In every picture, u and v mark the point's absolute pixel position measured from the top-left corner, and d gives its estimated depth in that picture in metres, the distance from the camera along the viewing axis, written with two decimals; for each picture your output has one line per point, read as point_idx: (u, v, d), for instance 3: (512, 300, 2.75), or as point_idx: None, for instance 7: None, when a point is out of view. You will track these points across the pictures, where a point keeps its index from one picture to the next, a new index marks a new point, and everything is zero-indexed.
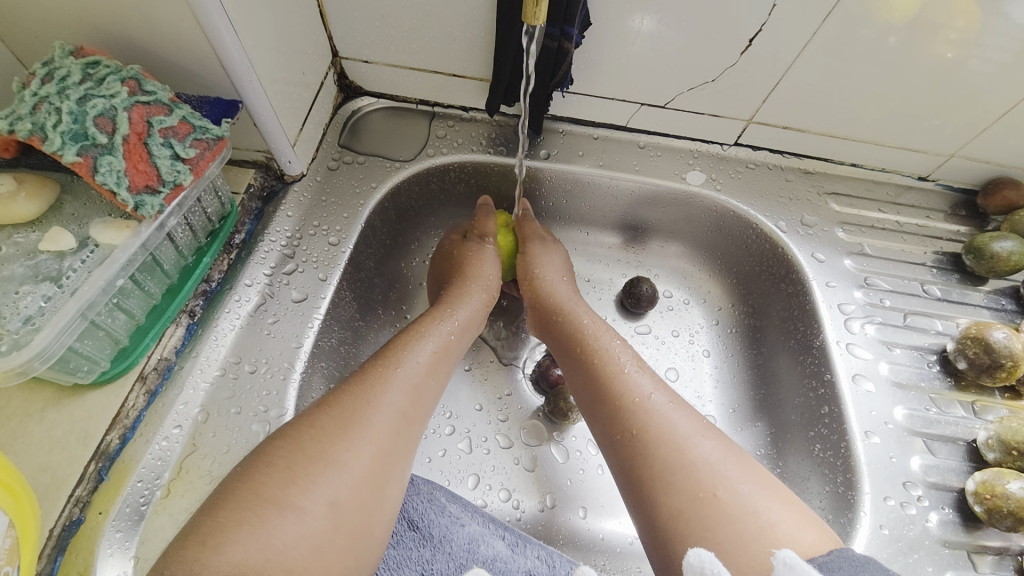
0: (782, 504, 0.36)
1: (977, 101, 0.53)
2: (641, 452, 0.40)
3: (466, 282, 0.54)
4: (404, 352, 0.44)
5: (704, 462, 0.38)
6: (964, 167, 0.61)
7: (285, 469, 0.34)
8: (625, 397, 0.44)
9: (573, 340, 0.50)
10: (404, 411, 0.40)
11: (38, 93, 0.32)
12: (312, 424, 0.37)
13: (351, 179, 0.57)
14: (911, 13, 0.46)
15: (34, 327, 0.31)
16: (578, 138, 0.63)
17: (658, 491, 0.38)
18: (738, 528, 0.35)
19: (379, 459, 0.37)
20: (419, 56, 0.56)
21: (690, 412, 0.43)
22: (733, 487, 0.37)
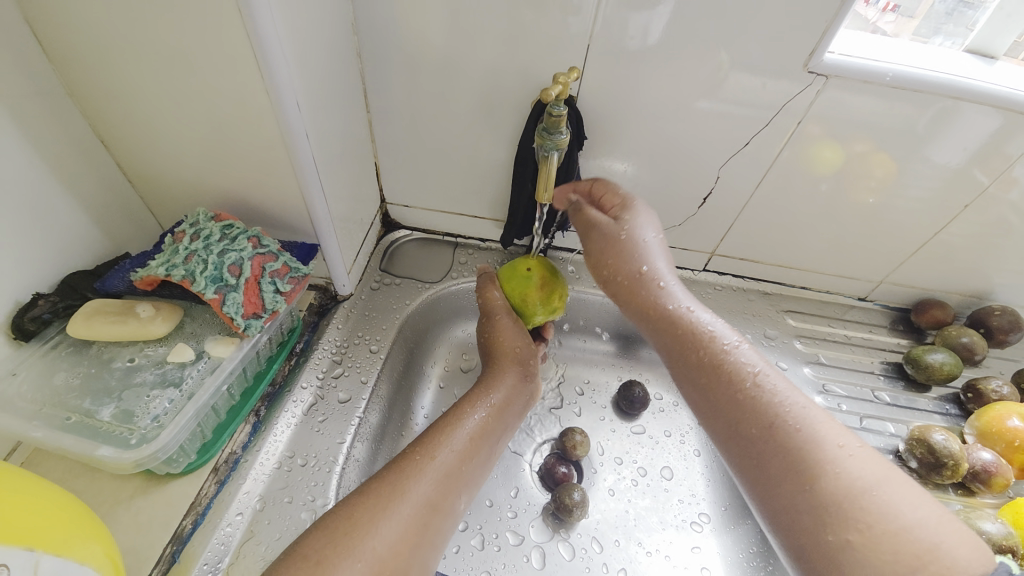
0: (925, 500, 0.37)
1: (883, 241, 0.69)
2: (784, 451, 0.39)
3: (501, 360, 0.62)
4: (440, 447, 0.50)
5: (854, 470, 0.37)
6: (893, 290, 0.75)
7: (317, 563, 0.39)
8: (752, 386, 0.43)
9: (679, 332, 0.48)
10: (430, 502, 0.46)
11: (189, 248, 0.44)
12: (353, 509, 0.43)
13: (389, 297, 0.69)
14: (835, 165, 0.61)
15: (159, 424, 0.39)
16: (574, 264, 0.77)
17: (809, 491, 0.38)
18: (899, 551, 0.34)
19: (399, 551, 0.43)
20: (448, 203, 0.73)
21: (834, 420, 0.41)
22: (883, 489, 0.37)
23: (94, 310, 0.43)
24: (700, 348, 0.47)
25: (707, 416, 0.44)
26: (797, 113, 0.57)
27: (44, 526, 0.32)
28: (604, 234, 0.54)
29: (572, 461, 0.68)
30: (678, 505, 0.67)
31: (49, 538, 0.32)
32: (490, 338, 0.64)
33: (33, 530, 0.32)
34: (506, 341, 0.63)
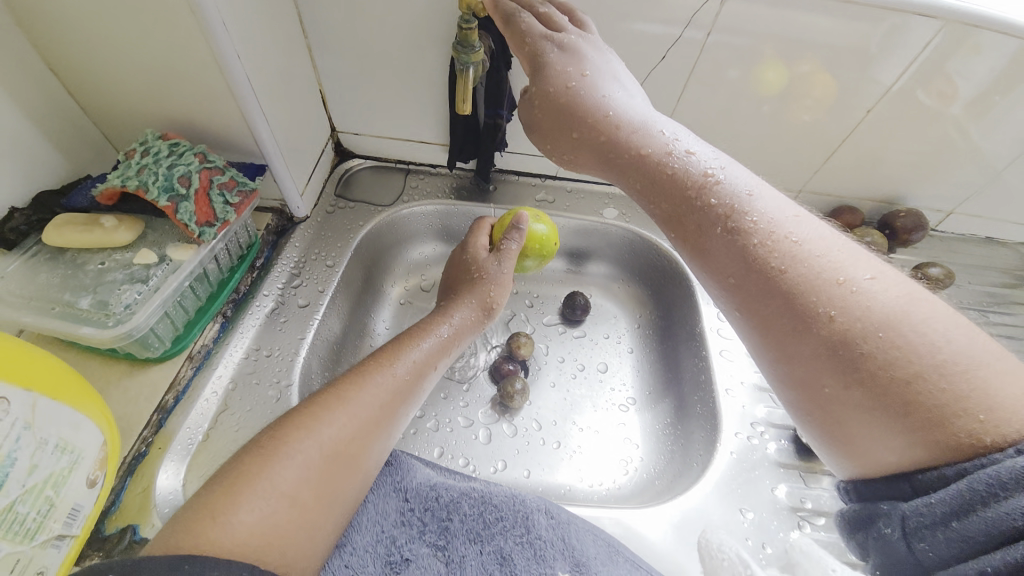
0: (956, 323, 0.32)
1: (797, 151, 0.74)
2: (805, 291, 0.35)
3: (461, 289, 0.62)
4: (400, 354, 0.51)
5: (882, 299, 0.33)
6: (812, 199, 0.81)
7: (275, 448, 0.39)
8: (750, 224, 0.38)
9: (676, 183, 0.42)
10: (387, 398, 0.47)
11: (141, 162, 0.50)
12: (318, 400, 0.44)
13: (344, 220, 0.75)
14: (778, 87, 0.66)
15: (131, 310, 0.46)
16: (519, 186, 0.83)
17: (844, 333, 0.33)
18: (914, 397, 0.31)
19: (358, 434, 0.43)
20: (395, 129, 0.77)
21: (841, 260, 0.35)
22: (917, 314, 0.32)
23: (64, 221, 0.49)
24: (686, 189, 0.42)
25: (717, 271, 0.39)
26: (705, 26, 0.60)
27: (46, 377, 0.40)
28: (552, 70, 0.48)
29: (517, 360, 0.77)
30: (610, 392, 0.77)
31: (47, 385, 0.40)
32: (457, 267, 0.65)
33: (34, 378, 0.39)
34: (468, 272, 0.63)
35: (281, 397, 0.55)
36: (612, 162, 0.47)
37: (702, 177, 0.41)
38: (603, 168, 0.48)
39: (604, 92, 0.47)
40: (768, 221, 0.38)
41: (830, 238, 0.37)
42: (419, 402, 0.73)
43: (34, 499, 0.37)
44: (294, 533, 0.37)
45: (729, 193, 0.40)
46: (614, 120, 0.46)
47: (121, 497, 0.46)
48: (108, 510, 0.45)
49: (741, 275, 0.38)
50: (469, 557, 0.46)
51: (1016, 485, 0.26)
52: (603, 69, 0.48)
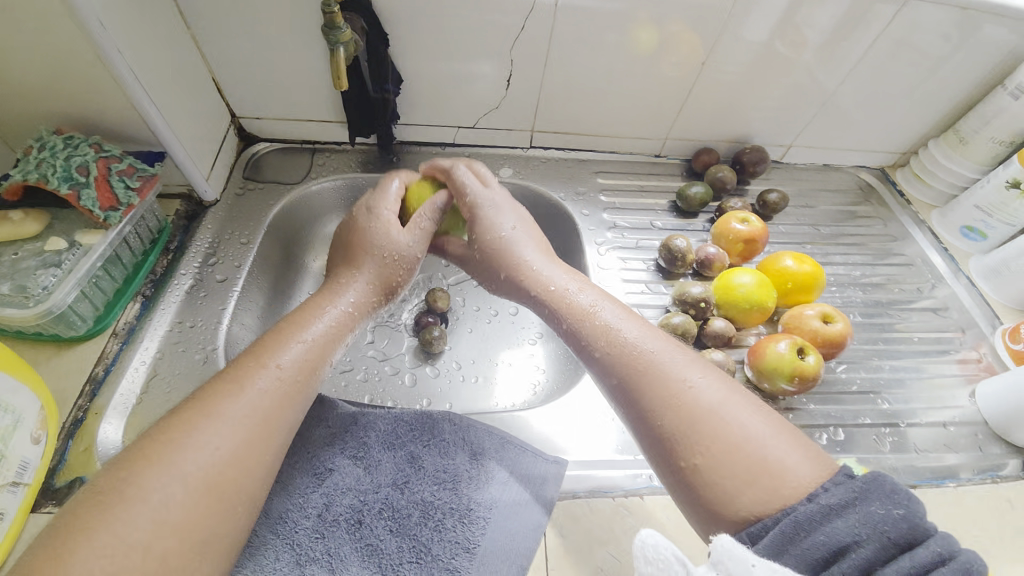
0: (773, 429, 0.44)
1: (656, 102, 0.86)
2: (659, 415, 0.46)
3: (354, 258, 0.61)
4: (281, 348, 0.50)
5: (710, 405, 0.45)
6: (679, 145, 0.94)
7: (154, 460, 0.39)
8: (625, 347, 0.51)
9: (570, 312, 0.56)
10: (285, 376, 0.48)
11: (37, 157, 0.53)
12: (184, 420, 0.42)
13: (254, 200, 0.80)
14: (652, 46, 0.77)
15: (48, 291, 0.51)
16: (422, 155, 0.90)
17: (683, 438, 0.44)
18: (741, 463, 0.41)
19: (255, 423, 0.44)
20: (294, 110, 0.82)
21: (685, 369, 0.48)
22: (736, 419, 0.44)
23: None
24: (583, 322, 0.55)
25: (607, 386, 0.51)
26: None
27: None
28: (469, 206, 0.65)
29: (437, 312, 0.86)
30: (521, 329, 0.88)
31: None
32: (349, 237, 0.63)
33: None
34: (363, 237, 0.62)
35: (208, 360, 0.61)
36: (519, 284, 0.60)
37: (589, 308, 0.55)
38: (518, 297, 0.62)
39: (502, 227, 0.63)
40: (632, 343, 0.51)
41: (672, 348, 0.51)
42: (348, 357, 0.81)
43: None
44: (208, 530, 0.39)
45: (602, 320, 0.54)
46: (524, 263, 0.61)
47: (66, 457, 0.51)
48: (56, 468, 0.50)
49: (618, 377, 0.50)
50: (383, 460, 0.55)
51: (810, 524, 0.36)
52: (494, 221, 0.63)
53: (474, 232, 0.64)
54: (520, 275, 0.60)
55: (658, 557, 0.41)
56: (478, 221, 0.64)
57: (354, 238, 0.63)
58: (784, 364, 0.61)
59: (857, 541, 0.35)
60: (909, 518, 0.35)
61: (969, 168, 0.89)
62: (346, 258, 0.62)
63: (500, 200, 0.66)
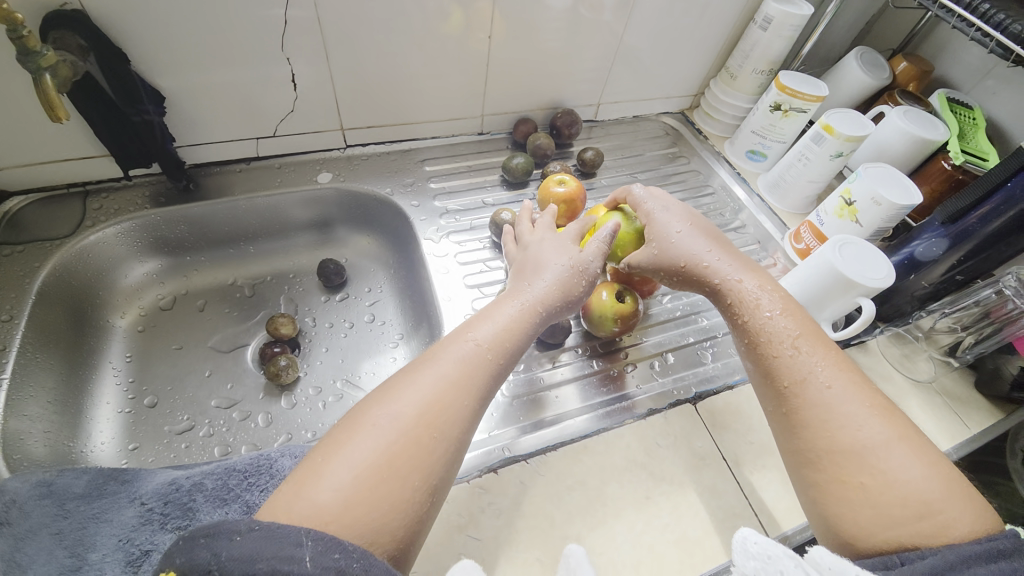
0: (927, 470, 0.45)
1: (461, 82, 0.86)
2: (809, 424, 0.49)
3: (524, 272, 0.61)
4: (478, 328, 0.53)
5: (869, 441, 0.47)
6: (497, 119, 0.96)
7: (333, 451, 0.42)
8: (783, 372, 0.53)
9: (749, 333, 0.57)
10: (453, 380, 0.48)
11: None
12: (402, 378, 0.48)
13: (14, 266, 0.67)
14: (458, 26, 0.77)
15: None
16: (224, 175, 0.82)
17: (825, 462, 0.47)
18: (901, 499, 0.44)
19: (400, 463, 0.42)
20: (40, 152, 0.70)
21: (830, 389, 0.50)
22: (886, 460, 0.46)
23: None
24: (758, 337, 0.56)
25: (760, 388, 0.55)
26: None
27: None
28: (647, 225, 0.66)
29: (283, 341, 0.80)
30: (380, 335, 0.85)
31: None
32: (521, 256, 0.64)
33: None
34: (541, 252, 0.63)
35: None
36: (690, 286, 0.64)
37: (759, 325, 0.56)
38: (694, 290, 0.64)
39: (651, 247, 0.65)
40: (784, 348, 0.54)
41: (836, 370, 0.52)
42: (186, 414, 0.72)
43: None
44: (382, 520, 0.40)
45: (774, 332, 0.55)
46: (692, 261, 0.63)
47: None
48: None
49: (782, 386, 0.52)
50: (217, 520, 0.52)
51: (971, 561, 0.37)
52: (664, 248, 0.65)
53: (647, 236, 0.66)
54: (687, 273, 0.63)
55: (762, 552, 0.45)
56: (649, 224, 0.66)
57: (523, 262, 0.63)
58: (608, 307, 0.66)
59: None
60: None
61: (745, 99, 1.03)
62: (518, 278, 0.60)
63: (670, 207, 0.68)
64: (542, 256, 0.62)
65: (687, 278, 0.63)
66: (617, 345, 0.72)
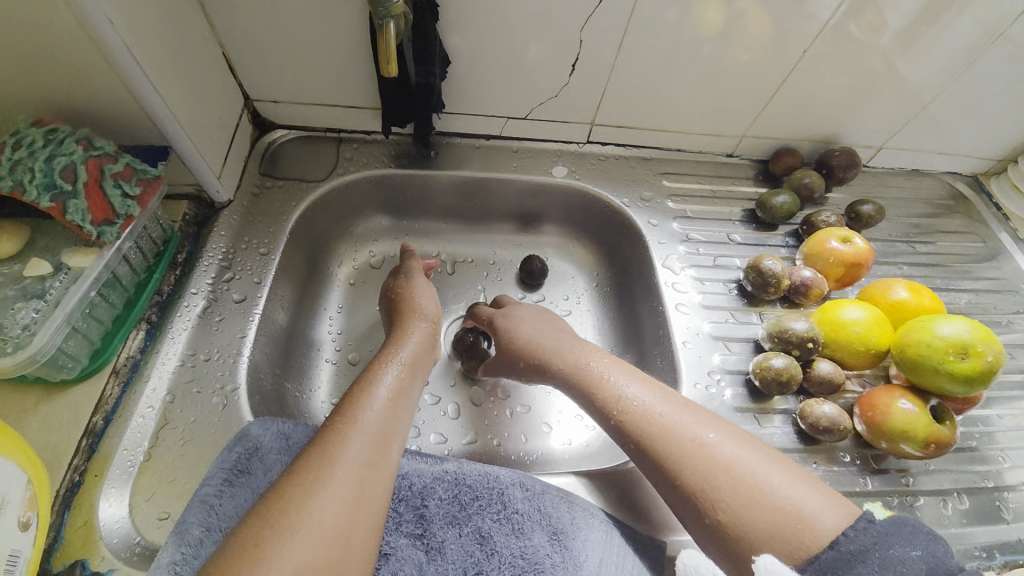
0: (784, 473, 0.45)
1: (744, 95, 0.73)
2: (676, 478, 0.47)
3: (405, 320, 0.64)
4: (363, 408, 0.50)
5: (728, 462, 0.46)
6: (756, 143, 0.82)
7: (257, 557, 0.38)
8: (636, 429, 0.51)
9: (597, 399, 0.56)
10: (362, 469, 0.45)
11: (10, 158, 0.42)
12: (302, 484, 0.43)
13: (274, 200, 0.68)
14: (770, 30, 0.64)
15: (31, 332, 0.40)
16: (464, 148, 0.78)
17: (703, 503, 0.45)
18: (758, 515, 0.43)
19: (331, 544, 0.40)
20: (319, 95, 0.69)
21: (682, 432, 0.49)
22: (756, 476, 0.45)
23: None
24: (609, 399, 0.55)
25: (629, 453, 0.52)
26: None
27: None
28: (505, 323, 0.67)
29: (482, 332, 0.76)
30: None
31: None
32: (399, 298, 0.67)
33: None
34: (412, 299, 0.66)
35: (229, 402, 0.52)
36: (528, 359, 0.64)
37: (616, 394, 0.55)
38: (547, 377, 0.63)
39: (488, 313, 0.70)
40: (652, 407, 0.52)
41: (688, 415, 0.50)
42: None
43: None
44: None
45: (622, 396, 0.54)
46: (535, 342, 0.64)
47: (62, 534, 0.42)
48: (51, 548, 0.41)
49: (635, 444, 0.51)
50: (449, 540, 0.48)
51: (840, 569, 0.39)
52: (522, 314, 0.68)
53: (490, 321, 0.70)
54: (539, 347, 0.64)
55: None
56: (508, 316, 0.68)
57: (397, 305, 0.66)
58: (918, 427, 0.54)
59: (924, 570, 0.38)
60: (926, 560, 0.38)
61: None
62: (399, 325, 0.63)
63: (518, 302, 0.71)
64: (415, 304, 0.66)
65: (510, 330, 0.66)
66: (891, 465, 0.59)
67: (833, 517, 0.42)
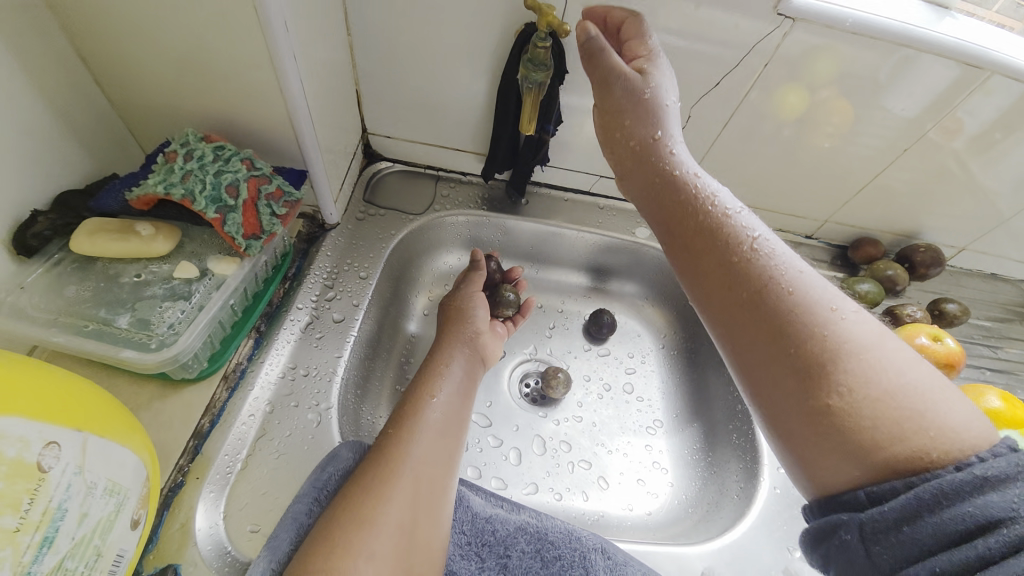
0: (959, 404, 0.34)
1: (836, 181, 0.75)
2: (780, 307, 0.39)
3: (456, 329, 0.63)
4: (422, 412, 0.51)
5: (887, 372, 0.35)
6: (837, 229, 0.83)
7: (332, 543, 0.41)
8: (754, 275, 0.40)
9: (676, 206, 0.45)
10: (425, 465, 0.47)
11: (184, 168, 0.45)
12: (372, 481, 0.44)
13: (375, 227, 0.72)
14: (876, 127, 0.66)
15: (176, 331, 0.43)
16: (552, 199, 0.81)
17: (822, 386, 0.36)
18: (888, 426, 0.34)
19: (399, 535, 0.43)
20: (431, 135, 0.74)
21: (835, 310, 0.38)
22: (914, 396, 0.34)
23: (95, 227, 0.44)
24: (697, 214, 0.44)
25: (711, 326, 0.43)
26: (766, 54, 0.60)
27: (88, 408, 0.35)
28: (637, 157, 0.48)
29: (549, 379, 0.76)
30: (636, 414, 0.77)
31: (64, 414, 0.32)
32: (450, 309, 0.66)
33: (56, 409, 0.32)
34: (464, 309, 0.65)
35: (322, 420, 0.52)
36: (617, 160, 0.50)
37: (746, 249, 0.42)
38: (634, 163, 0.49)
39: (648, 128, 0.47)
40: (788, 273, 0.40)
41: (825, 286, 0.40)
42: None
43: (82, 551, 0.33)
44: None
45: (734, 230, 0.43)
46: (656, 128, 0.47)
47: (159, 533, 0.42)
48: (147, 548, 0.41)
49: (744, 336, 0.41)
50: None
51: (957, 494, 0.30)
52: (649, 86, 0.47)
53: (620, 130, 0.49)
54: (638, 146, 0.48)
55: None
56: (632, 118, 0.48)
57: (451, 312, 0.65)
58: None
59: (1013, 516, 0.29)
60: None
61: None
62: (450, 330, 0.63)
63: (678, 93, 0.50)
64: (465, 316, 0.64)
65: (629, 137, 0.48)
66: None
67: (974, 431, 0.34)
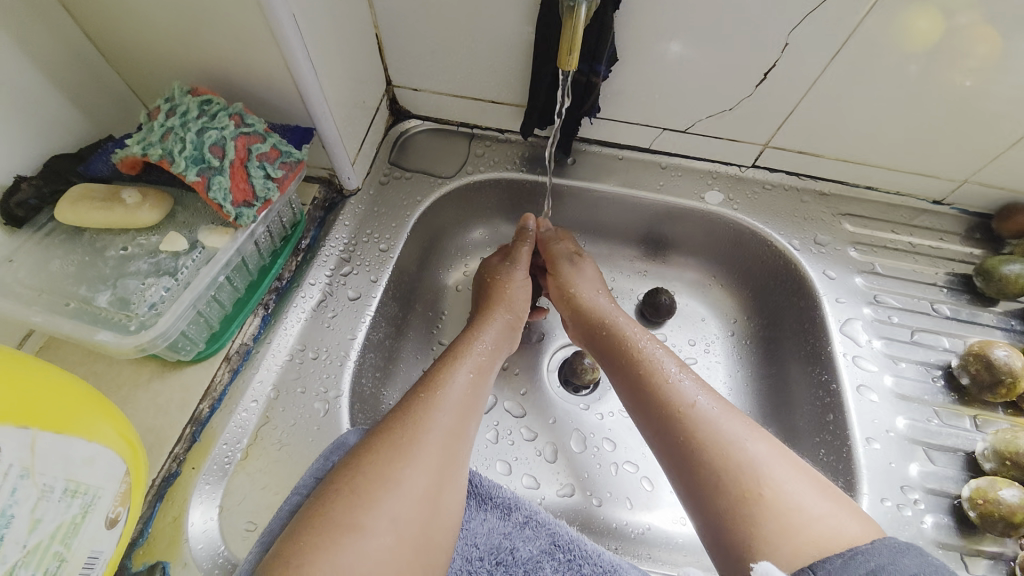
0: (825, 499, 0.40)
1: (990, 128, 0.55)
2: (686, 434, 0.45)
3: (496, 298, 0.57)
4: (449, 379, 0.46)
5: (754, 461, 0.42)
6: (978, 192, 0.63)
7: (349, 498, 0.37)
8: (671, 399, 0.47)
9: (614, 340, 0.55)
10: (451, 429, 0.43)
11: (165, 125, 0.39)
12: (394, 437, 0.41)
13: (399, 192, 0.64)
14: None
15: (157, 312, 0.38)
16: (605, 158, 0.69)
17: (713, 483, 0.42)
18: (760, 487, 0.41)
19: (420, 499, 0.39)
20: (462, 85, 0.64)
21: (709, 424, 0.44)
22: (777, 484, 0.40)
23: (79, 195, 0.40)
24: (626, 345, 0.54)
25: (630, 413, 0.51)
26: None
27: (24, 390, 0.32)
28: None
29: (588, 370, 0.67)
30: None
31: (17, 410, 0.31)
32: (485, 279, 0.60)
33: None
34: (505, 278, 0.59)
35: (330, 409, 0.48)
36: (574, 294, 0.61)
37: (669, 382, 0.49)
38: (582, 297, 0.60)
39: None
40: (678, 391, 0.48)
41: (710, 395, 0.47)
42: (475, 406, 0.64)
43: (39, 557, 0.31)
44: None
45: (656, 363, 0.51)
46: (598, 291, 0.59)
47: (150, 526, 0.40)
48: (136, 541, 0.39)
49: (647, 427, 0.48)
50: None
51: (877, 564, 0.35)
52: None
53: None
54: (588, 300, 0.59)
55: None
56: None
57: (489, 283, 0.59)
58: None
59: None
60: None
61: None
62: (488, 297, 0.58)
63: None
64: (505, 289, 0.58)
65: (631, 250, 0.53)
66: None
67: (857, 537, 0.37)
